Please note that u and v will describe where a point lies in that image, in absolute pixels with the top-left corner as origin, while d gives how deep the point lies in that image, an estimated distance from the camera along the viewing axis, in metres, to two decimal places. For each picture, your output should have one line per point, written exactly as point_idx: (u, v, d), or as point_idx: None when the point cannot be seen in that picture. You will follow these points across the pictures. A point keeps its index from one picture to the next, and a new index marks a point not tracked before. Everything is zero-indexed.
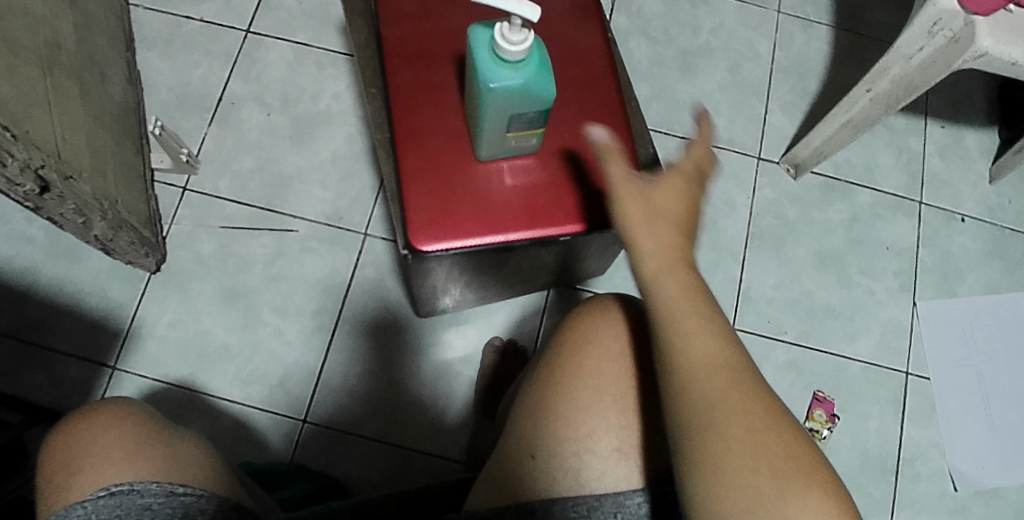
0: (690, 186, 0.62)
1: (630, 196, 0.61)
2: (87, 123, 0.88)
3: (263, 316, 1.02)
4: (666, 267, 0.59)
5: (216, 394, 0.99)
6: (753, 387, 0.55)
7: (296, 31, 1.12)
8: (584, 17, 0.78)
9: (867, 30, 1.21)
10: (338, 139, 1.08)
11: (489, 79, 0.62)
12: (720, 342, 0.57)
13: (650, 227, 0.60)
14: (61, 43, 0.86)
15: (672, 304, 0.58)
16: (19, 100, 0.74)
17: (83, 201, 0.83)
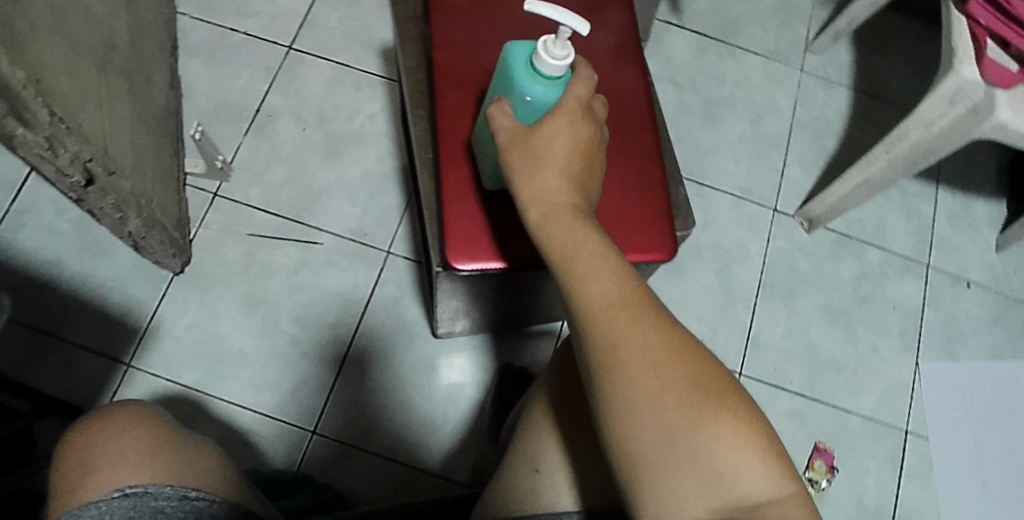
0: (573, 122, 0.61)
1: (521, 146, 0.60)
2: (132, 123, 0.89)
3: (282, 325, 1.03)
4: (556, 213, 0.57)
5: (229, 399, 1.00)
6: (658, 311, 0.52)
7: (337, 51, 1.16)
8: (626, 60, 0.82)
9: (885, 96, 1.25)
10: (369, 158, 1.11)
11: (524, 91, 0.65)
12: (619, 269, 0.53)
13: (535, 176, 0.59)
14: (117, 42, 0.88)
15: (566, 249, 0.55)
16: (74, 94, 0.75)
17: (122, 198, 0.85)
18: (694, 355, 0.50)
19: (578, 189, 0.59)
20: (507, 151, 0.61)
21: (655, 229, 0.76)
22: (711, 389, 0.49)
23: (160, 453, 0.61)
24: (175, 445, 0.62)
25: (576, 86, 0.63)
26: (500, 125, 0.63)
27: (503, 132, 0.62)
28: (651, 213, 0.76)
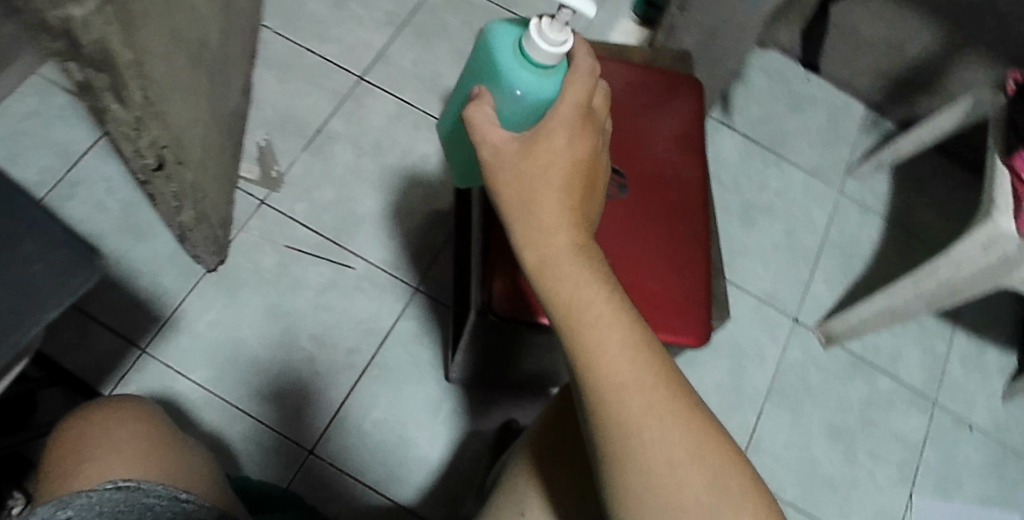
0: (573, 137, 0.52)
1: (511, 172, 0.52)
2: (206, 120, 0.93)
3: (300, 340, 1.04)
4: (555, 261, 0.51)
5: (235, 403, 1.00)
6: (670, 389, 0.50)
7: (405, 90, 1.20)
8: (690, 152, 0.85)
9: (916, 231, 1.29)
10: (416, 195, 1.14)
11: (513, 85, 0.61)
12: (631, 337, 0.50)
13: (529, 216, 0.51)
14: (209, 40, 0.92)
15: (570, 311, 0.50)
16: (168, 83, 0.79)
17: (183, 189, 0.87)
18: (709, 447, 0.50)
19: (576, 217, 0.52)
20: (492, 174, 0.52)
21: (692, 315, 0.78)
22: (727, 485, 0.49)
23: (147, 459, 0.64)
24: (161, 456, 0.65)
25: (573, 91, 0.54)
26: (484, 141, 0.53)
27: (489, 149, 0.53)
28: (691, 299, 0.78)
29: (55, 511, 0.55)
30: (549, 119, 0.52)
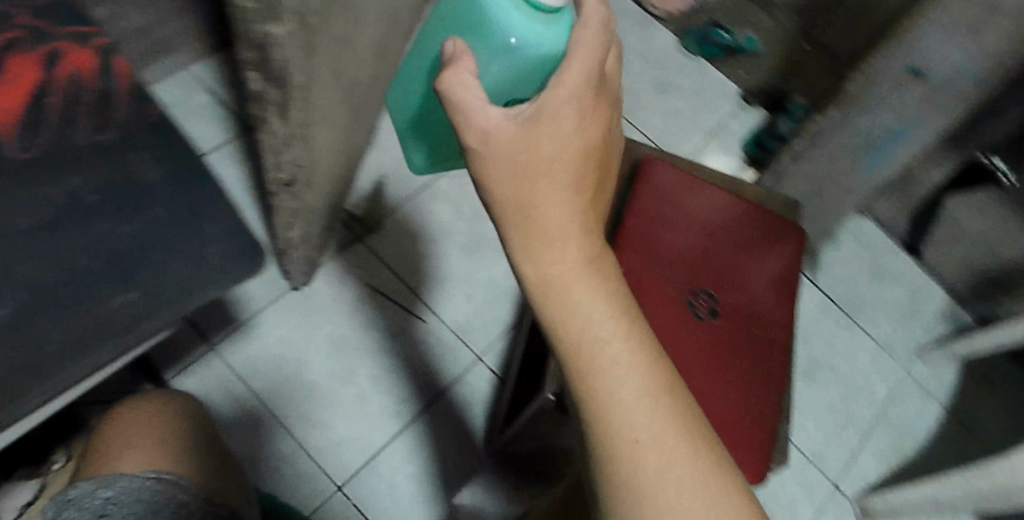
0: (580, 123, 0.50)
1: (511, 171, 0.50)
2: (338, 150, 0.98)
3: (358, 377, 1.06)
4: (563, 290, 0.52)
5: (281, 422, 1.01)
6: (682, 436, 0.52)
7: None
8: (779, 298, 0.88)
9: (973, 429, 1.27)
10: (500, 268, 1.17)
11: (505, 33, 0.55)
12: (645, 385, 0.52)
13: (536, 239, 0.52)
14: (362, 81, 0.98)
15: (582, 347, 0.52)
16: (324, 112, 0.84)
17: (300, 208, 0.92)
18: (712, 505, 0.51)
19: (583, 226, 0.53)
20: (487, 166, 0.50)
21: (758, 456, 0.78)
22: None
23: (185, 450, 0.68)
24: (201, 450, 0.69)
25: (579, 57, 0.50)
26: (471, 125, 0.49)
27: (475, 135, 0.49)
28: (760, 439, 0.78)
29: (94, 489, 0.60)
30: (548, 104, 0.49)
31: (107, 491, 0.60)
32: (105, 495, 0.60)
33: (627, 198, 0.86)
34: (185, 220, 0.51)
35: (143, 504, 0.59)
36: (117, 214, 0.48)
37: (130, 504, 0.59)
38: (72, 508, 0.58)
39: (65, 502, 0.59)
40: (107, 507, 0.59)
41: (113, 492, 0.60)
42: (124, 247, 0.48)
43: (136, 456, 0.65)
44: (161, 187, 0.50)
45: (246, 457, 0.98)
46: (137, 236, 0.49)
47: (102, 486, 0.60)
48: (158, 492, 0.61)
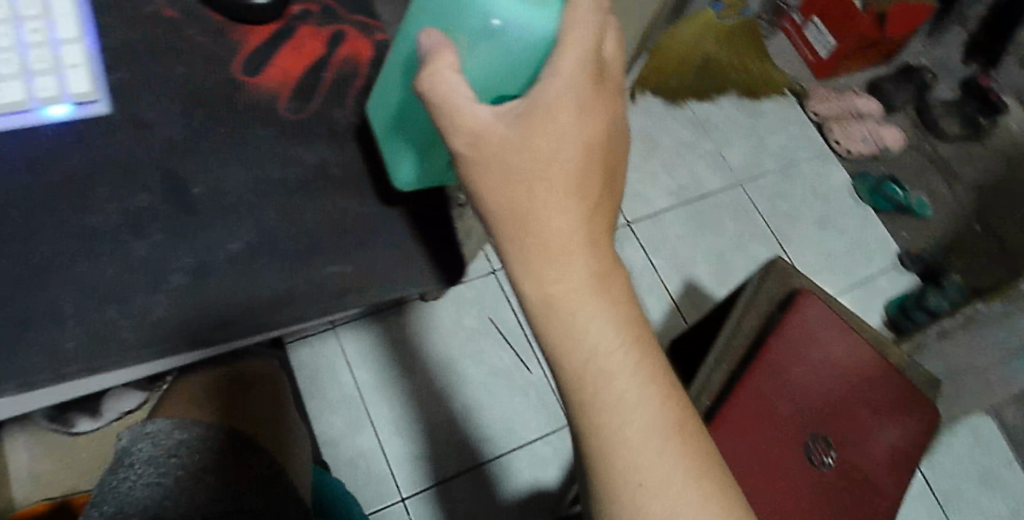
0: (582, 111, 0.40)
1: (501, 178, 0.40)
2: None
3: (453, 403, 1.02)
4: (568, 315, 0.41)
5: (366, 421, 0.98)
6: (697, 481, 0.43)
7: (658, 251, 1.19)
8: (901, 467, 0.83)
9: None
10: None
11: (485, 12, 0.40)
12: (658, 424, 0.43)
13: (539, 256, 0.40)
14: None
15: (586, 380, 0.42)
16: None
17: None
18: None
19: (592, 236, 0.41)
20: (475, 170, 0.40)
21: None
22: None
23: (238, 400, 0.67)
24: (255, 402, 0.69)
25: (576, 39, 0.39)
26: (457, 127, 0.39)
27: (463, 137, 0.39)
28: None
29: (170, 430, 0.61)
30: (543, 99, 0.39)
31: (180, 433, 0.61)
32: (177, 438, 0.60)
33: (774, 325, 0.83)
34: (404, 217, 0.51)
35: (211, 453, 0.60)
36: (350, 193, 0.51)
37: (197, 450, 0.60)
38: (147, 443, 0.59)
39: (141, 436, 0.60)
40: (178, 449, 0.59)
41: (187, 435, 0.61)
42: (350, 224, 0.50)
43: (193, 399, 0.66)
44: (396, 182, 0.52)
45: (328, 443, 0.96)
46: (370, 225, 0.50)
47: (179, 429, 0.61)
48: (220, 442, 0.62)
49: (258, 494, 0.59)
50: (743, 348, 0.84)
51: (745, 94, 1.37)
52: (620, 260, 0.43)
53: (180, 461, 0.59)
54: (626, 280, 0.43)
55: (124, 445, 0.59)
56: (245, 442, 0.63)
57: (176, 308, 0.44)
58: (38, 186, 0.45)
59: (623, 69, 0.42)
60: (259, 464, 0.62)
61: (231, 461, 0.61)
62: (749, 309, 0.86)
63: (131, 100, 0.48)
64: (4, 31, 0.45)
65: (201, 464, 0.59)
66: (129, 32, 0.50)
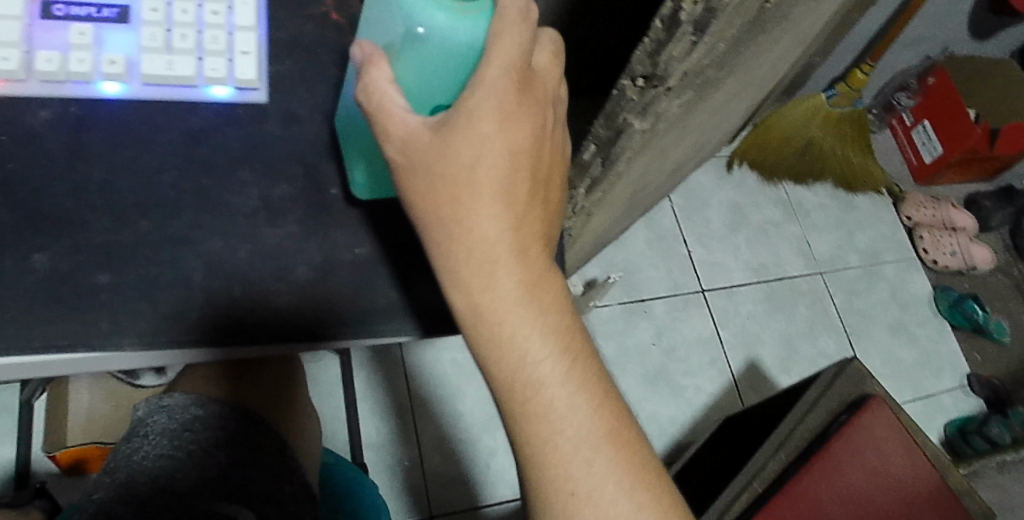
0: (505, 122, 0.38)
1: (427, 183, 0.38)
2: (629, 207, 0.96)
3: (496, 433, 1.06)
4: (497, 325, 0.39)
5: (416, 433, 1.03)
6: (633, 491, 0.41)
7: (725, 327, 1.22)
8: None
9: None
10: (670, 409, 1.14)
11: (412, 19, 0.40)
12: (591, 432, 0.40)
13: (463, 263, 0.38)
14: (675, 169, 0.97)
15: (516, 389, 0.40)
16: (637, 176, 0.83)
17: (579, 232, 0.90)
18: None
19: (519, 244, 0.39)
20: (407, 182, 0.39)
21: None
22: None
23: (246, 384, 0.65)
24: (270, 389, 0.67)
25: (501, 49, 0.38)
26: (386, 134, 0.39)
27: (394, 146, 0.39)
28: None
29: (186, 404, 0.58)
30: (464, 108, 0.38)
31: (197, 409, 0.58)
32: (193, 413, 0.58)
33: (841, 424, 0.81)
34: None
35: (224, 432, 0.57)
36: None
37: (211, 427, 0.57)
38: (164, 414, 0.57)
39: (158, 408, 0.57)
40: (194, 422, 0.56)
41: (204, 410, 0.58)
42: None
43: (197, 384, 0.63)
44: None
45: (371, 446, 1.01)
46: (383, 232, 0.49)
47: (195, 404, 0.59)
48: (234, 423, 0.59)
49: (270, 477, 0.56)
50: (806, 440, 0.82)
51: (842, 185, 1.38)
52: (554, 269, 0.40)
53: (194, 435, 0.56)
54: (563, 292, 0.41)
55: (142, 415, 0.57)
56: (257, 425, 0.60)
57: (295, 299, 0.46)
58: (190, 160, 0.47)
59: (547, 78, 0.41)
60: (272, 447, 0.59)
61: (244, 442, 0.58)
62: (818, 403, 0.84)
63: (287, 93, 0.50)
64: (187, 9, 0.47)
65: (214, 440, 0.56)
66: (297, 30, 0.52)
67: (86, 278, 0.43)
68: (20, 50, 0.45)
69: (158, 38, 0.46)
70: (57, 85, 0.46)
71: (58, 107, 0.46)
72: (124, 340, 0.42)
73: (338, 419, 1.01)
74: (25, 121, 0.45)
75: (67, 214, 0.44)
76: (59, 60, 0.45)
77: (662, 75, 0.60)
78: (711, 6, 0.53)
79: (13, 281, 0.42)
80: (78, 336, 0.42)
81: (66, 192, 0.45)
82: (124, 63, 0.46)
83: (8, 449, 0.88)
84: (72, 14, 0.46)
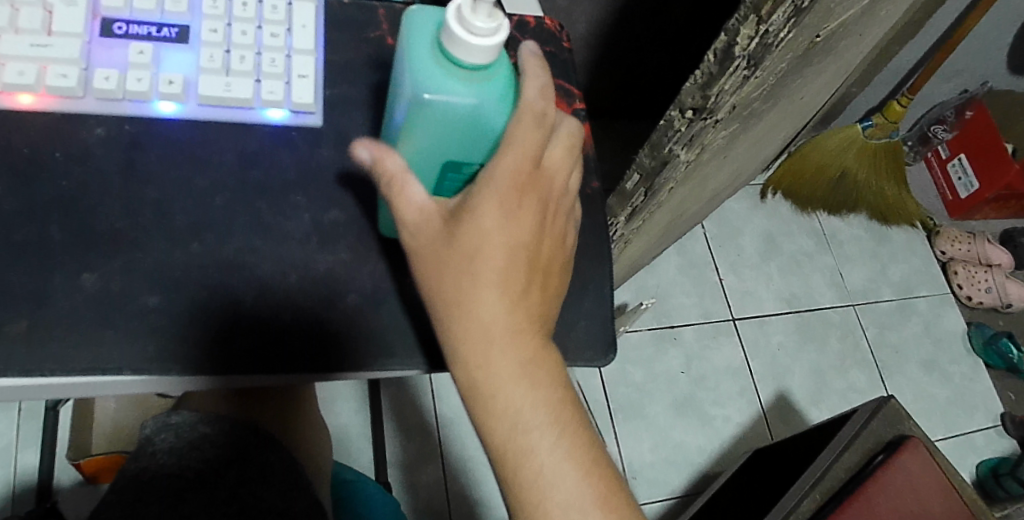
0: (511, 214, 0.39)
1: (435, 264, 0.39)
2: (673, 229, 0.96)
3: None
4: (489, 397, 0.39)
5: (438, 453, 1.02)
6: None
7: (756, 357, 1.20)
8: None
9: None
10: (698, 439, 1.12)
11: (415, 87, 0.38)
12: (579, 497, 0.39)
13: (462, 340, 0.39)
14: (717, 193, 0.97)
15: (507, 453, 0.39)
16: (679, 204, 0.83)
17: (624, 254, 0.90)
18: None
19: (516, 325, 0.39)
20: (412, 261, 0.40)
21: None
22: None
23: (260, 397, 0.64)
24: (281, 407, 0.65)
25: (518, 141, 0.39)
26: (397, 217, 0.39)
27: (402, 226, 0.39)
28: None
29: (193, 422, 0.55)
30: (473, 198, 0.39)
31: (205, 427, 0.56)
32: (201, 430, 0.55)
33: (876, 467, 0.74)
34: (573, 287, 0.50)
35: (233, 452, 0.55)
36: None
37: (219, 447, 0.55)
38: (170, 433, 0.54)
39: (165, 426, 0.54)
40: (202, 442, 0.54)
41: (212, 428, 0.56)
42: None
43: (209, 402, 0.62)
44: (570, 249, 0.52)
45: (396, 465, 1.00)
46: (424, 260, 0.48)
47: (203, 422, 0.56)
48: (244, 442, 0.56)
49: (284, 495, 0.53)
50: (841, 480, 0.75)
51: (876, 217, 1.37)
52: (549, 348, 0.40)
53: (203, 455, 0.53)
54: (557, 368, 0.40)
55: (147, 434, 0.54)
56: (268, 443, 0.58)
57: (341, 327, 0.45)
58: (243, 183, 0.47)
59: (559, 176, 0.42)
60: (285, 467, 0.56)
61: (256, 461, 0.55)
62: (852, 443, 0.77)
63: (341, 117, 0.50)
64: (247, 30, 0.48)
65: (223, 461, 0.54)
66: (354, 55, 0.53)
67: (137, 299, 0.43)
68: (79, 67, 0.45)
69: (217, 60, 0.47)
70: (113, 104, 0.46)
71: (113, 125, 0.46)
72: (171, 366, 0.42)
73: (363, 436, 1.00)
74: (80, 137, 0.45)
75: (120, 233, 0.44)
76: (117, 78, 0.45)
77: (713, 108, 0.60)
78: (766, 41, 0.51)
79: (63, 300, 0.42)
80: (124, 360, 0.41)
81: (119, 211, 0.44)
82: (182, 83, 0.46)
83: (32, 455, 0.88)
84: (132, 33, 0.46)
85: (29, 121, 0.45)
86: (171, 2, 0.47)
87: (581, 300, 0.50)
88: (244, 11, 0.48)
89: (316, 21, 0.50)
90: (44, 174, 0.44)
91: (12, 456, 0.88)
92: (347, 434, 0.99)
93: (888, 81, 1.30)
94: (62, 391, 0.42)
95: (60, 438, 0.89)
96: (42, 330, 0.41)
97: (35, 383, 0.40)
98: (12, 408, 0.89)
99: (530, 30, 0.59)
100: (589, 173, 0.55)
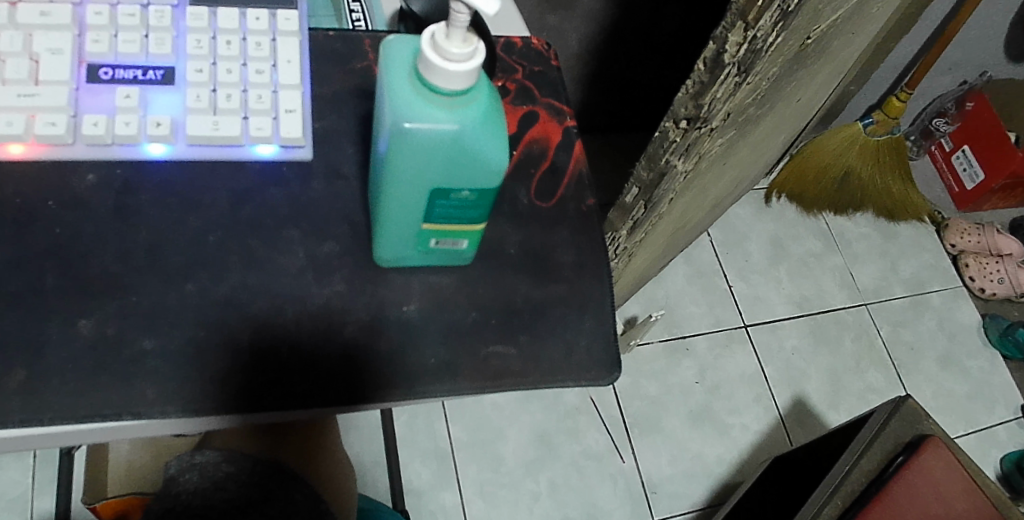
0: None
1: None
2: (678, 238, 0.95)
3: (539, 477, 1.04)
4: None
5: (456, 477, 1.01)
6: None
7: (770, 362, 1.19)
8: None
9: None
10: (716, 449, 1.11)
11: (395, 117, 0.37)
12: None
13: None
14: (722, 197, 0.96)
15: None
16: (680, 216, 0.82)
17: (629, 265, 0.89)
18: None
19: None
20: None
21: None
22: None
23: (280, 431, 0.64)
24: (300, 434, 0.65)
25: None
26: None
27: None
28: None
29: (217, 461, 0.55)
30: None
31: (229, 466, 0.55)
32: (225, 470, 0.55)
33: (896, 470, 0.72)
34: (572, 305, 0.50)
35: (259, 490, 0.54)
36: (528, 275, 0.50)
37: (244, 485, 0.54)
38: (194, 472, 0.54)
39: (190, 466, 0.54)
40: (226, 481, 0.53)
41: (235, 467, 0.55)
42: (520, 305, 0.49)
43: (234, 437, 0.62)
44: (568, 267, 0.51)
45: (413, 492, 0.99)
46: (419, 285, 0.48)
47: (226, 460, 0.56)
48: (268, 480, 0.56)
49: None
50: (862, 483, 0.72)
51: (883, 214, 1.36)
52: None
53: (227, 495, 0.53)
54: None
55: (171, 475, 0.54)
56: (292, 476, 0.58)
57: (340, 359, 0.45)
58: (236, 220, 0.47)
59: None
60: (309, 501, 0.56)
61: (282, 497, 0.55)
62: (871, 445, 0.74)
63: (331, 150, 0.51)
64: (232, 68, 0.48)
65: (247, 500, 0.53)
66: (342, 86, 0.53)
67: (133, 344, 0.42)
68: (68, 114, 0.45)
69: (203, 99, 0.47)
70: (102, 149, 0.46)
71: (105, 170, 0.46)
72: (169, 408, 0.41)
73: (379, 465, 0.99)
74: (72, 185, 0.46)
75: (113, 278, 0.44)
76: (105, 123, 0.45)
77: (706, 116, 0.59)
78: (755, 46, 0.49)
79: (59, 349, 0.41)
80: (123, 404, 0.41)
81: (112, 255, 0.44)
82: (170, 125, 0.46)
83: (48, 501, 0.88)
84: (118, 77, 0.47)
85: (23, 170, 0.45)
86: (155, 45, 0.47)
87: (581, 319, 0.50)
88: (228, 50, 0.48)
89: (301, 56, 0.50)
90: (38, 223, 0.44)
91: (29, 503, 0.87)
92: (362, 462, 0.99)
93: (885, 78, 1.30)
94: (63, 439, 0.42)
95: (75, 483, 0.88)
96: (39, 380, 0.41)
97: (35, 431, 0.40)
98: (27, 454, 0.89)
99: (518, 51, 0.59)
100: (584, 189, 0.55)
